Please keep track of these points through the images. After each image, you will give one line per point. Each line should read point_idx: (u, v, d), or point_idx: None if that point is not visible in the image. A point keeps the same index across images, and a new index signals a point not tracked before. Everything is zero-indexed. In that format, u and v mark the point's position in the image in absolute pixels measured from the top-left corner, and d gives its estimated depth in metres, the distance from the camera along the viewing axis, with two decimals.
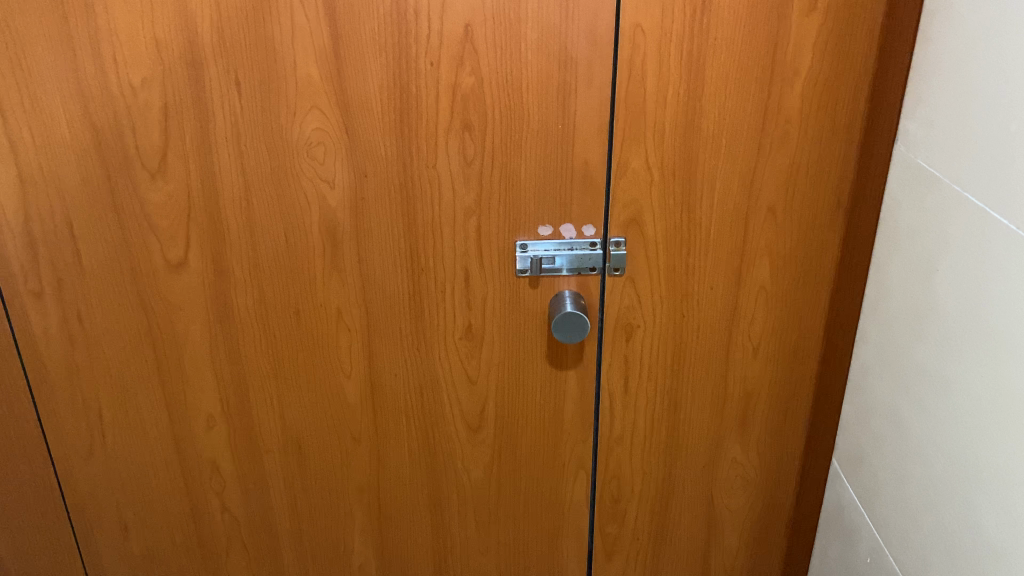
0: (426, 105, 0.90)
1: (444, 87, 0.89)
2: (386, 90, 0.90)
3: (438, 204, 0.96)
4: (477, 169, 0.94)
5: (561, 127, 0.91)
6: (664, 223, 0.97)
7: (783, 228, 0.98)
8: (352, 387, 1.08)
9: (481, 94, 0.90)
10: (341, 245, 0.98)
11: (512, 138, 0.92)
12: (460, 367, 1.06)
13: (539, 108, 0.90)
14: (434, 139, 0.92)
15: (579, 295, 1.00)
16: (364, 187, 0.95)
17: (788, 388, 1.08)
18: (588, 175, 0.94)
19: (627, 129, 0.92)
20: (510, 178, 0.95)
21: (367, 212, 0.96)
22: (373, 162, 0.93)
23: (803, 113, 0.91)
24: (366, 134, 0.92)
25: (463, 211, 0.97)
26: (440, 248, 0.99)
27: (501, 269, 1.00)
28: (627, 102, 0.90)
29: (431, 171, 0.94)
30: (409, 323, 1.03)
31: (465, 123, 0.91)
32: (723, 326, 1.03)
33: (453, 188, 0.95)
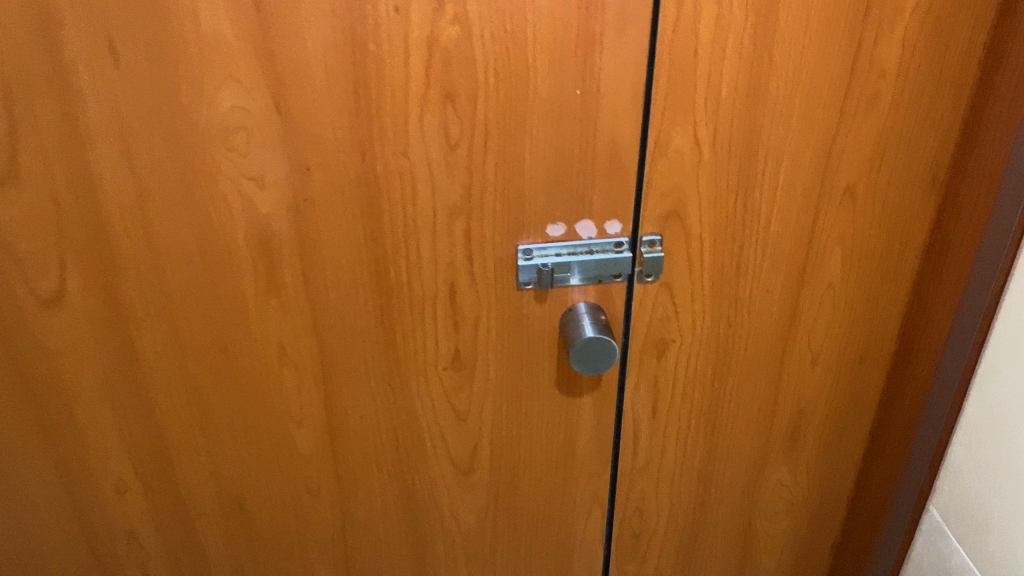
0: (390, 70, 0.64)
1: (415, 43, 0.63)
2: (332, 51, 0.62)
3: (412, 203, 0.71)
4: (464, 155, 0.69)
5: (579, 93, 0.66)
6: (711, 214, 0.74)
7: (861, 214, 0.75)
8: (306, 435, 0.84)
9: (468, 51, 0.63)
10: (277, 262, 0.73)
11: (513, 112, 0.67)
12: (445, 401, 0.83)
13: (550, 69, 0.65)
14: (400, 116, 0.66)
15: (594, 307, 0.77)
16: (307, 184, 0.69)
17: (850, 402, 0.88)
18: (613, 156, 0.70)
19: (670, 93, 0.67)
20: (509, 166, 0.70)
21: (314, 218, 0.70)
22: (319, 150, 0.67)
23: (903, 64, 0.68)
24: (306, 112, 0.65)
25: (445, 210, 0.71)
26: (414, 259, 0.74)
27: (498, 280, 0.76)
28: (672, 57, 0.65)
29: (401, 160, 0.68)
30: (377, 354, 0.79)
31: (447, 94, 0.65)
32: (778, 337, 0.82)
33: (430, 181, 0.70)
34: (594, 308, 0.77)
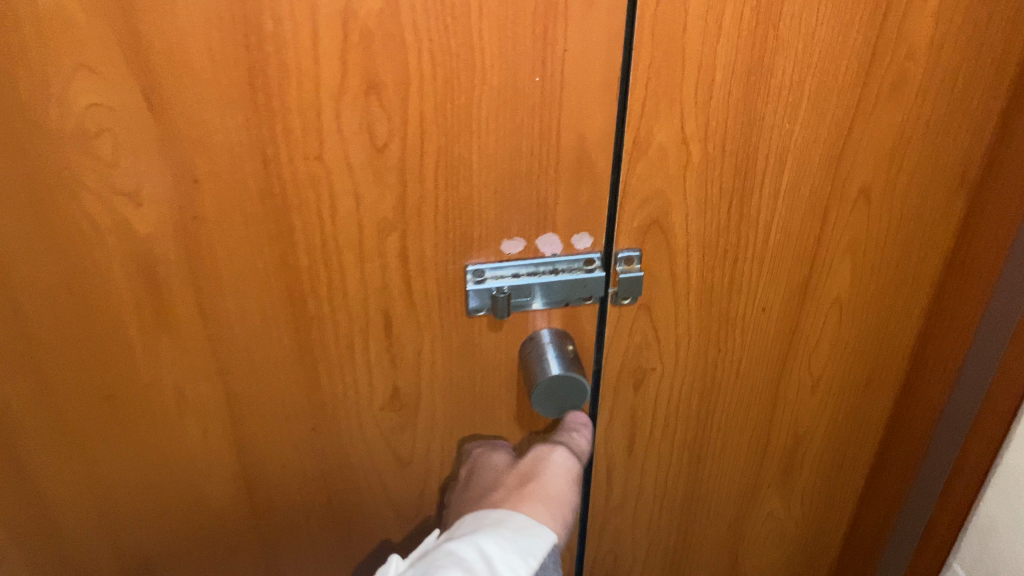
0: (295, 54, 0.49)
1: (325, 19, 0.48)
2: (215, 30, 0.48)
3: (333, 217, 0.57)
4: (396, 157, 0.55)
5: (537, 81, 0.52)
6: (700, 224, 0.61)
7: (875, 221, 0.63)
8: (218, 489, 0.71)
9: (394, 28, 0.49)
10: (166, 293, 0.59)
11: (455, 104, 0.53)
12: (383, 445, 0.70)
13: (501, 50, 0.51)
14: (311, 112, 0.52)
15: (560, 336, 0.66)
16: (197, 199, 0.54)
17: (852, 427, 0.77)
18: (581, 157, 0.57)
19: (651, 80, 0.53)
20: (453, 170, 0.56)
21: (209, 239, 0.56)
22: (209, 156, 0.53)
23: (936, 41, 0.55)
24: (188, 109, 0.51)
25: (374, 225, 0.58)
26: (339, 283, 0.60)
27: (444, 305, 0.63)
28: (655, 36, 0.51)
29: (315, 166, 0.54)
30: (300, 394, 0.66)
31: (370, 83, 0.51)
32: (774, 361, 0.70)
33: (354, 190, 0.56)
34: (561, 337, 0.66)
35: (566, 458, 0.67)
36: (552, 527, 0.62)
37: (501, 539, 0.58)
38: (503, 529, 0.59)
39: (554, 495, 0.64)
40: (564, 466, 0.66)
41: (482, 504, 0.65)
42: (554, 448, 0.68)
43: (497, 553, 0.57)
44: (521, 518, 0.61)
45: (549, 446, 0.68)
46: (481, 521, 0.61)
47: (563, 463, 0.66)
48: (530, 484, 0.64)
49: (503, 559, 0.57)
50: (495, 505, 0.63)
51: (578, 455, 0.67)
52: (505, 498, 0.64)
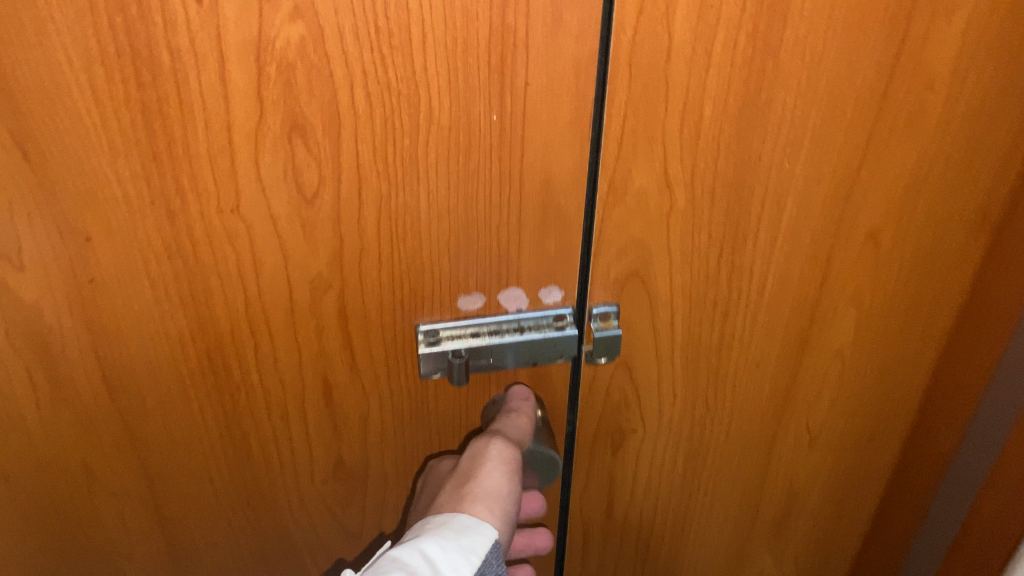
0: (200, 93, 0.41)
1: (235, 52, 0.40)
2: (99, 66, 0.39)
3: (257, 276, 0.49)
4: (330, 209, 0.47)
5: (494, 119, 0.44)
6: (685, 276, 0.53)
7: (884, 267, 0.56)
8: (143, 564, 0.63)
9: (320, 61, 0.41)
10: (63, 364, 0.50)
11: (397, 147, 0.45)
12: (329, 511, 0.63)
13: (449, 86, 0.43)
14: (225, 159, 0.43)
15: (525, 399, 0.58)
16: (92, 260, 0.46)
17: (852, 482, 0.70)
18: (547, 204, 0.49)
19: (629, 117, 0.45)
20: (397, 221, 0.48)
21: (111, 305, 0.48)
22: (103, 212, 0.44)
23: (962, 69, 0.47)
24: (73, 159, 0.42)
25: (307, 282, 0.50)
26: (269, 346, 0.52)
27: (391, 365, 0.55)
28: (633, 67, 0.43)
29: (233, 219, 0.46)
30: (230, 466, 0.58)
31: (295, 126, 0.43)
32: (768, 417, 0.63)
33: (282, 246, 0.48)
34: (527, 401, 0.58)
35: (502, 448, 0.53)
36: (500, 525, 0.51)
37: (444, 542, 0.49)
38: (444, 530, 0.50)
39: (493, 488, 0.52)
40: (498, 459, 0.53)
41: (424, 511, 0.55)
42: (488, 438, 0.54)
43: (440, 558, 0.47)
44: (463, 517, 0.50)
45: (484, 435, 0.55)
46: (423, 526, 0.51)
47: (494, 455, 0.53)
48: (471, 474, 0.53)
49: (448, 563, 0.47)
50: (436, 507, 0.53)
51: (516, 443, 0.54)
52: (446, 497, 0.53)
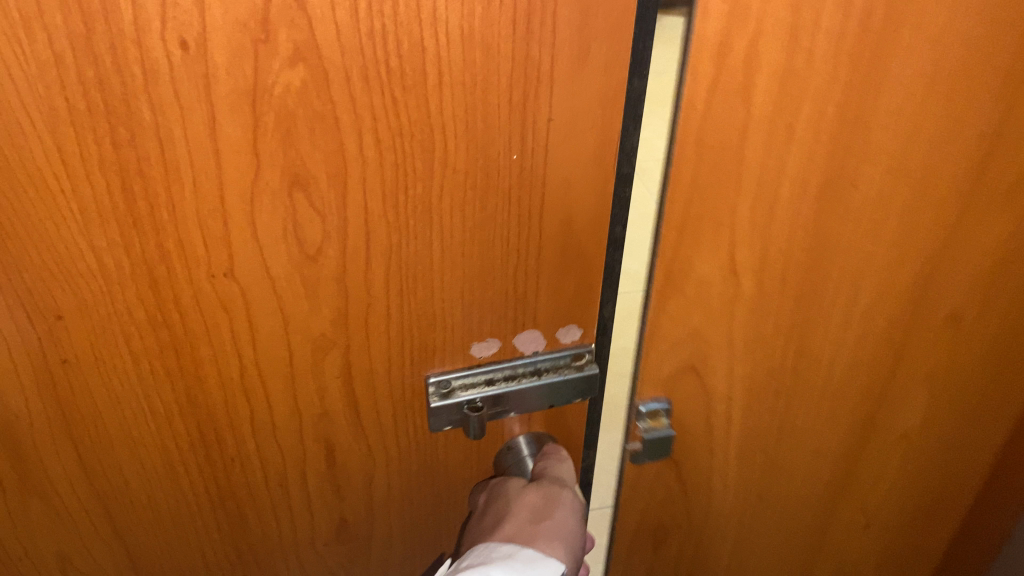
0: (188, 148, 0.36)
1: (227, 103, 0.35)
2: (69, 124, 0.34)
3: (250, 341, 0.44)
4: (335, 265, 0.42)
5: (516, 159, 0.40)
6: (750, 335, 0.53)
7: (969, 340, 0.58)
8: None
9: (322, 108, 0.36)
10: (31, 439, 0.46)
11: (411, 194, 0.40)
12: (330, 564, 0.59)
13: (468, 126, 0.38)
14: (214, 218, 0.39)
15: (534, 443, 0.54)
16: (61, 337, 0.42)
17: (891, 487, 0.68)
18: (567, 243, 0.44)
19: (694, 188, 0.44)
20: (410, 275, 0.43)
21: (85, 381, 0.44)
22: (75, 282, 0.39)
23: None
24: (38, 227, 0.37)
25: (308, 343, 0.45)
26: (264, 412, 0.48)
27: (400, 423, 0.51)
28: (702, 139, 0.42)
29: (228, 282, 0.41)
30: (222, 526, 0.55)
31: (296, 180, 0.38)
32: (814, 430, 0.61)
33: (280, 306, 0.43)
34: (537, 445, 0.54)
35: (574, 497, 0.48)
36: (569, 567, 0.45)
37: None
38: (513, 563, 0.43)
39: (565, 530, 0.46)
40: (563, 511, 0.47)
41: (479, 535, 0.48)
42: (559, 485, 0.48)
43: None
44: (534, 552, 0.44)
45: (550, 479, 0.49)
46: (487, 552, 0.44)
47: (569, 503, 0.47)
48: (543, 508, 0.47)
49: None
50: (499, 533, 0.46)
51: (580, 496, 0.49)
52: (509, 524, 0.47)
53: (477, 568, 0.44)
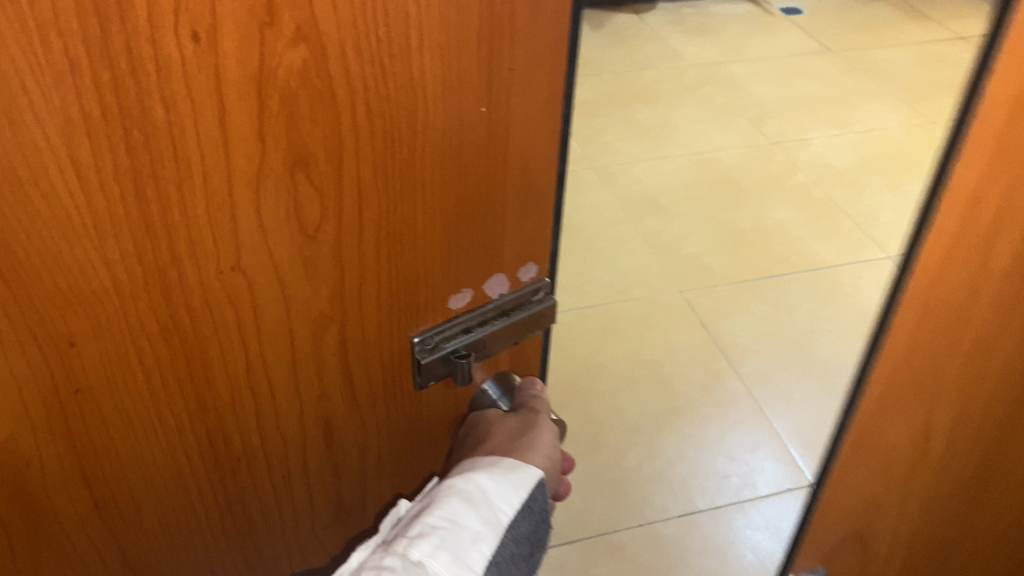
0: (192, 148, 0.26)
1: (241, 167, 0.28)
2: (38, 141, 0.24)
3: (258, 437, 0.39)
4: (346, 271, 0.34)
5: (486, 112, 0.31)
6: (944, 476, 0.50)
7: None
8: None
9: (338, 181, 0.30)
10: None
11: (417, 262, 0.36)
12: None
13: (478, 183, 0.34)
14: (219, 237, 0.30)
15: (504, 393, 0.46)
16: (37, 479, 0.34)
17: None
18: (539, 209, 0.38)
19: (918, 334, 0.41)
20: (408, 265, 0.35)
21: (66, 525, 0.37)
22: (65, 353, 0.30)
23: None
24: (11, 294, 0.27)
25: (319, 372, 0.38)
26: (267, 449, 0.41)
27: (413, 429, 0.44)
28: (935, 288, 0.38)
29: (228, 305, 0.32)
30: None
31: (308, 172, 0.29)
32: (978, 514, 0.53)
33: (293, 340, 0.36)
34: (511, 398, 0.46)
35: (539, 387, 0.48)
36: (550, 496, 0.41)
37: (501, 487, 0.39)
38: (501, 473, 0.39)
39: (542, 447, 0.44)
40: (545, 435, 0.45)
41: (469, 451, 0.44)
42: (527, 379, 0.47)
43: (498, 504, 0.38)
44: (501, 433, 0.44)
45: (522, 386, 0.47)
46: (471, 462, 0.40)
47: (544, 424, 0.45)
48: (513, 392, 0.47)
49: (504, 503, 0.38)
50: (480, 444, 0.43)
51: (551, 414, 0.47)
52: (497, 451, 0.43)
53: (460, 471, 0.40)
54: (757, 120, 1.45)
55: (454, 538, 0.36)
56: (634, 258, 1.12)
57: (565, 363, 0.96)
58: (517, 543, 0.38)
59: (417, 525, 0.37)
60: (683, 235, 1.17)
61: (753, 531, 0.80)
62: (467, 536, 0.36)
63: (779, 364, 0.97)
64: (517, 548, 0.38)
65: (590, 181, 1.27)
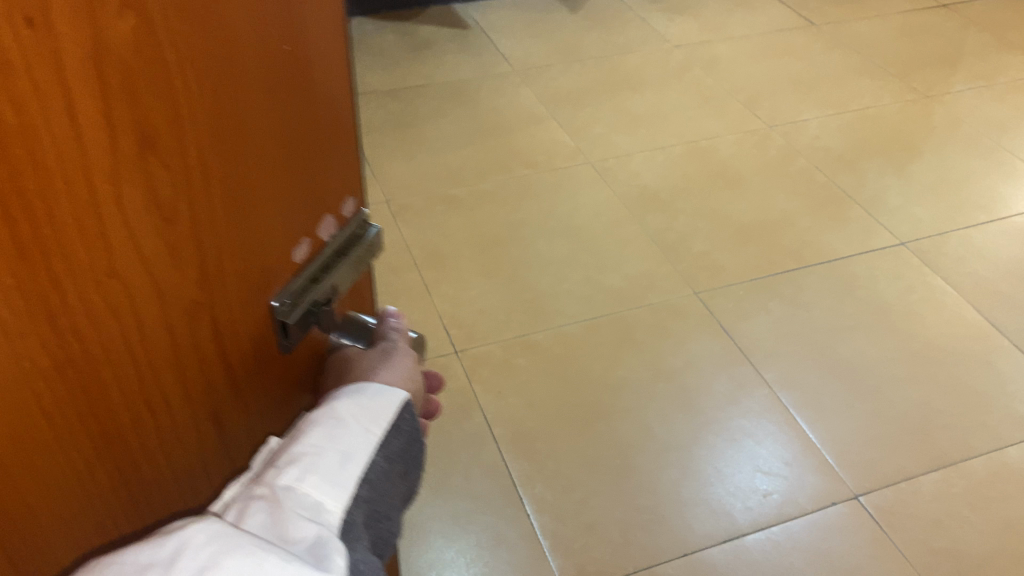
0: (45, 154, 0.21)
1: (97, 160, 0.22)
2: None
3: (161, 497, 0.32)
4: (208, 250, 0.28)
5: (290, 52, 0.28)
6: None
7: None
8: None
9: (186, 173, 0.25)
10: None
11: (271, 241, 0.31)
12: None
13: (304, 143, 0.31)
14: (81, 245, 0.23)
15: (358, 334, 0.39)
16: None
17: None
18: (349, 131, 0.34)
19: None
20: (259, 238, 0.30)
21: None
22: None
23: None
24: None
25: (203, 380, 0.31)
26: (174, 499, 0.33)
27: (289, 407, 0.38)
28: None
29: (121, 343, 0.26)
30: None
31: (159, 154, 0.24)
32: None
33: (176, 349, 0.29)
34: (370, 335, 0.39)
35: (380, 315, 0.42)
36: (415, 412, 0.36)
37: (361, 407, 0.33)
38: (361, 394, 0.34)
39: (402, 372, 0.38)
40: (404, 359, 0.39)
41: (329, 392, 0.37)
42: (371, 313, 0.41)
43: (357, 425, 0.33)
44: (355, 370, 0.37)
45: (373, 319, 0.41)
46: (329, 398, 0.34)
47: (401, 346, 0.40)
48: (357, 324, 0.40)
49: (366, 421, 0.33)
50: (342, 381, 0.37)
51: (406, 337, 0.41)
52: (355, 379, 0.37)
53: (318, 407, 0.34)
54: (749, 102, 1.41)
55: (322, 459, 0.31)
56: (642, 260, 1.07)
57: (582, 377, 0.91)
58: (391, 464, 0.34)
59: (280, 453, 0.31)
60: (689, 232, 1.12)
61: (796, 553, 0.76)
62: (335, 457, 0.31)
63: (804, 367, 0.93)
64: (390, 469, 0.33)
65: (587, 179, 1.21)
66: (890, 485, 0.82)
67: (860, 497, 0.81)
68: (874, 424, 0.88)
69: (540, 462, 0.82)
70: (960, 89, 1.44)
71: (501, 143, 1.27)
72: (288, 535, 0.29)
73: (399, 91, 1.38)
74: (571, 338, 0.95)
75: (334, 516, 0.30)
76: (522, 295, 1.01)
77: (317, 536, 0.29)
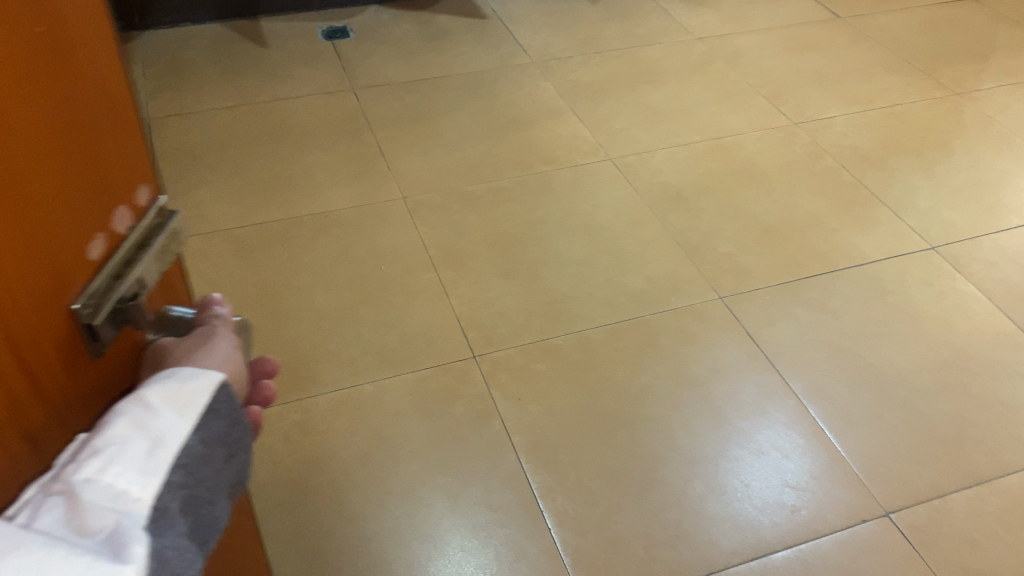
0: None
1: None
2: None
3: None
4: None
5: (40, 27, 0.25)
6: None
7: None
8: None
9: None
10: None
11: (73, 245, 0.28)
12: None
13: (82, 130, 0.28)
14: None
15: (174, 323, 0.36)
16: None
17: None
18: (132, 121, 0.32)
19: None
20: (55, 240, 0.27)
21: None
22: None
23: None
24: None
25: (9, 412, 0.27)
26: None
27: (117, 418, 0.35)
28: None
29: None
30: None
31: None
32: None
33: None
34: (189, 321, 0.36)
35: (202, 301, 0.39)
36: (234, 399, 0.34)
37: (168, 395, 0.32)
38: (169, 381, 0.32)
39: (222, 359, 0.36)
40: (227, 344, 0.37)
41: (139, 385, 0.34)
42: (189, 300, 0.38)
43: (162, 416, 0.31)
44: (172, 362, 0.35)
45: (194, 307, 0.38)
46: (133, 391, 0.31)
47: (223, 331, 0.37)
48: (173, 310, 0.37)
49: (170, 414, 0.31)
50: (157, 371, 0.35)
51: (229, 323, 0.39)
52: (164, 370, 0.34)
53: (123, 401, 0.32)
54: (773, 97, 1.37)
55: (129, 448, 0.29)
56: (664, 261, 1.04)
57: (603, 384, 0.88)
58: (209, 448, 0.32)
59: (82, 445, 0.29)
60: (712, 233, 1.09)
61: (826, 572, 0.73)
62: (142, 446, 0.30)
63: (833, 376, 0.91)
64: (209, 452, 0.32)
65: (607, 176, 1.18)
66: (923, 502, 0.80)
67: (890, 514, 0.78)
68: (903, 436, 0.86)
69: (561, 474, 0.80)
70: (990, 85, 1.41)
71: (519, 138, 1.24)
72: (84, 528, 0.27)
73: (414, 83, 1.35)
74: (592, 343, 0.93)
75: (140, 504, 0.28)
76: (540, 297, 0.98)
77: (114, 527, 0.27)
